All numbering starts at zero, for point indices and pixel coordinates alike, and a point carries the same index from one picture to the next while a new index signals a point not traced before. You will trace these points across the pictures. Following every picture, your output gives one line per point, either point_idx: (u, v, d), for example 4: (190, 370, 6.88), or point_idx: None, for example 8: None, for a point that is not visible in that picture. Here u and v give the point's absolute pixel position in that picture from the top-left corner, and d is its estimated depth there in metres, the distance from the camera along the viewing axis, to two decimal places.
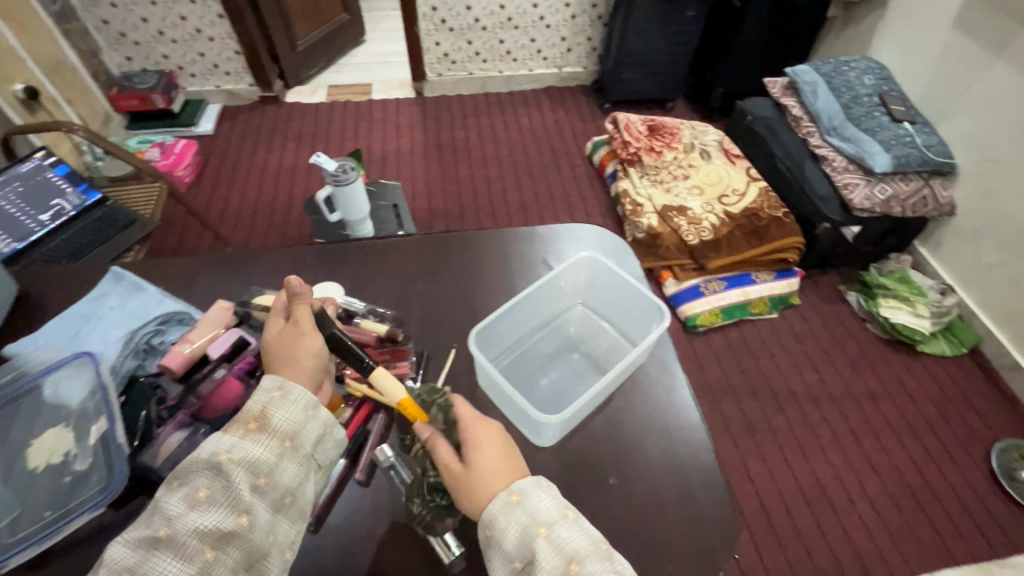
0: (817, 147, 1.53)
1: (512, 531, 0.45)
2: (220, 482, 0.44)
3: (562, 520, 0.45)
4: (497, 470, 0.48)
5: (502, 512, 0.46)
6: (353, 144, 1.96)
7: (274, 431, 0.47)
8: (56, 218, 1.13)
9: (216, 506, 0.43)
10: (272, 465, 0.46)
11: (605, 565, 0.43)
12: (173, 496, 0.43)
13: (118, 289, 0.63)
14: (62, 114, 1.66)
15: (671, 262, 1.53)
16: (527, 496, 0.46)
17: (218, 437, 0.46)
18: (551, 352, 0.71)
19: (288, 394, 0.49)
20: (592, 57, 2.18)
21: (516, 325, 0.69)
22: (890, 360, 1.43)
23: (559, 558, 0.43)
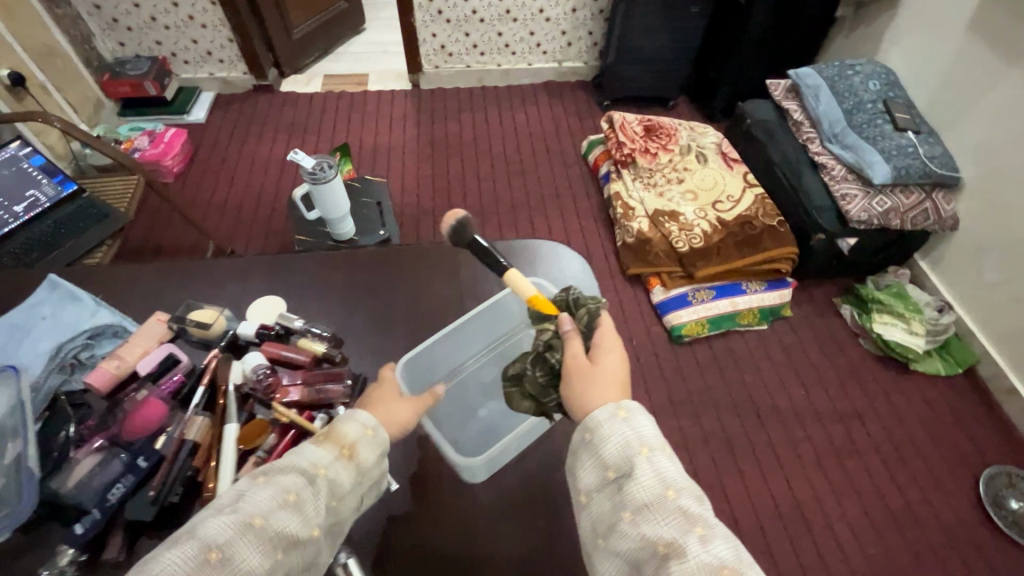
0: (817, 154, 1.48)
1: (615, 440, 0.50)
2: (306, 494, 0.45)
3: (660, 450, 0.50)
4: (614, 379, 0.55)
5: (610, 421, 0.51)
6: (345, 137, 1.93)
7: (356, 464, 0.48)
8: (31, 210, 1.12)
9: (300, 515, 0.44)
10: (345, 492, 0.47)
11: (697, 502, 0.47)
12: (263, 492, 0.43)
13: (53, 297, 0.60)
14: (51, 100, 1.65)
15: (659, 268, 1.49)
16: (634, 416, 0.51)
17: (313, 449, 0.47)
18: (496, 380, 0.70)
19: (380, 436, 0.50)
20: (594, 53, 2.13)
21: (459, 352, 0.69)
22: (881, 378, 1.39)
23: (657, 481, 0.48)
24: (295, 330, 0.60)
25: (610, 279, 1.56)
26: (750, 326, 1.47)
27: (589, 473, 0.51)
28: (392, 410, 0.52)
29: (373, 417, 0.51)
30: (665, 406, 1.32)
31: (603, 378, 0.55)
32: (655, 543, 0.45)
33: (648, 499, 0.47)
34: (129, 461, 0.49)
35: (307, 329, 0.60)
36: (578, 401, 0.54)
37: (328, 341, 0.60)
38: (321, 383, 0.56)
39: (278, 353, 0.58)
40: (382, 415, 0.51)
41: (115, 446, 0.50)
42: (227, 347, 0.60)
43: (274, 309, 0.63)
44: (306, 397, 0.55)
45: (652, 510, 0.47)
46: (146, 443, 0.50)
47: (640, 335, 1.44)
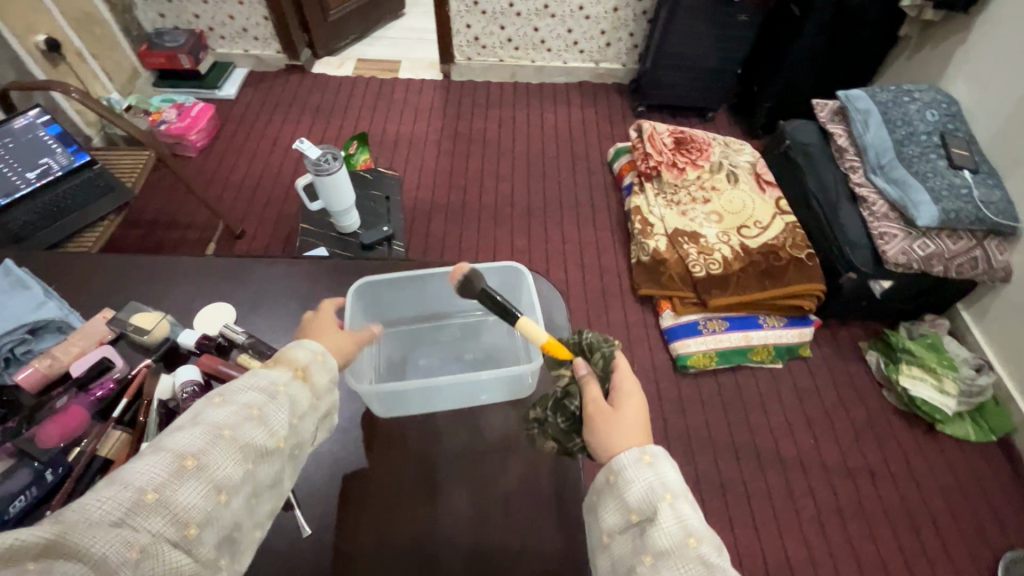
0: (858, 186, 1.36)
1: (637, 485, 0.46)
2: (269, 408, 0.43)
3: (684, 496, 0.46)
4: (635, 424, 0.51)
5: (634, 466, 0.47)
6: (368, 124, 1.90)
7: (312, 386, 0.46)
8: (42, 177, 1.14)
9: (266, 428, 0.42)
10: (305, 411, 0.45)
11: (718, 552, 0.43)
12: (224, 408, 0.41)
13: (4, 283, 0.59)
14: (86, 68, 1.68)
15: (672, 292, 1.40)
16: (659, 461, 0.47)
17: (267, 370, 0.45)
18: (451, 343, 0.70)
19: (329, 363, 0.48)
20: (633, 55, 2.03)
21: (432, 304, 0.71)
22: (903, 435, 1.28)
23: (678, 528, 0.43)
24: (237, 343, 0.57)
25: (619, 297, 1.49)
26: (763, 364, 1.37)
27: (610, 516, 0.46)
28: (336, 339, 0.52)
29: (320, 343, 0.49)
30: (659, 441, 1.25)
31: (629, 419, 0.51)
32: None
33: (668, 547, 0.43)
34: (36, 471, 0.45)
35: (250, 342, 0.57)
36: (602, 445, 0.50)
37: (269, 359, 0.56)
38: None
39: (214, 368, 0.55)
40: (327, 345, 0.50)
41: (25, 454, 0.47)
42: (163, 357, 0.57)
43: (223, 319, 0.60)
44: None
45: (672, 560, 0.42)
46: (59, 454, 0.47)
47: (643, 360, 1.37)
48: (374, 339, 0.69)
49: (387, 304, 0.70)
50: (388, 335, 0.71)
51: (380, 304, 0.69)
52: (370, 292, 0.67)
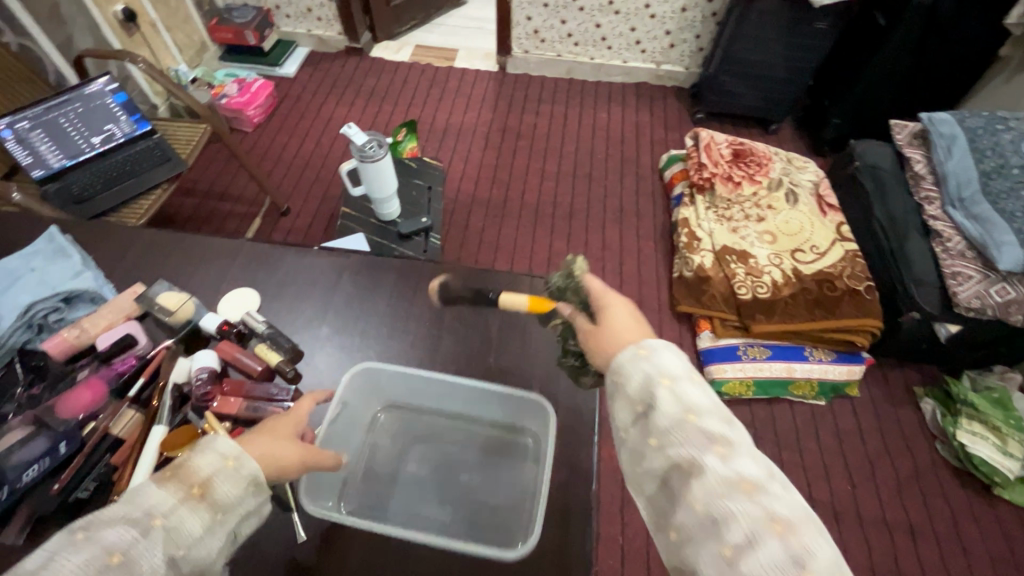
0: (932, 218, 1.24)
1: (635, 378, 0.45)
2: (138, 549, 0.36)
3: (686, 378, 0.45)
4: (624, 327, 0.50)
5: (631, 360, 0.46)
6: (419, 111, 1.90)
7: (212, 503, 0.41)
8: (106, 143, 1.20)
9: (131, 575, 0.35)
10: (194, 538, 0.39)
11: (722, 425, 0.42)
12: (74, 556, 0.35)
13: (47, 249, 0.61)
14: (159, 39, 1.74)
15: (713, 312, 1.33)
16: (656, 351, 0.46)
17: (152, 492, 0.39)
18: (450, 452, 0.59)
19: (244, 467, 0.43)
20: (698, 58, 1.94)
21: (442, 400, 0.61)
22: (952, 493, 1.18)
23: (677, 406, 0.43)
24: (258, 333, 0.57)
25: (655, 311, 1.43)
26: (803, 399, 1.29)
27: (619, 412, 0.46)
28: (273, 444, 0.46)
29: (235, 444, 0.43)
30: None
31: (620, 320, 0.50)
32: (678, 463, 0.41)
33: (668, 426, 0.42)
34: (52, 442, 0.47)
35: (268, 332, 0.57)
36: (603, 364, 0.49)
37: (287, 352, 0.56)
38: (266, 399, 0.53)
39: (232, 356, 0.55)
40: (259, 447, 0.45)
41: (42, 423, 0.48)
42: (186, 340, 0.57)
43: (248, 304, 0.60)
44: (241, 411, 0.51)
45: (674, 437, 0.42)
46: (73, 427, 0.48)
47: None
48: (368, 424, 0.61)
49: (388, 385, 0.60)
50: (385, 423, 0.61)
51: (379, 387, 0.60)
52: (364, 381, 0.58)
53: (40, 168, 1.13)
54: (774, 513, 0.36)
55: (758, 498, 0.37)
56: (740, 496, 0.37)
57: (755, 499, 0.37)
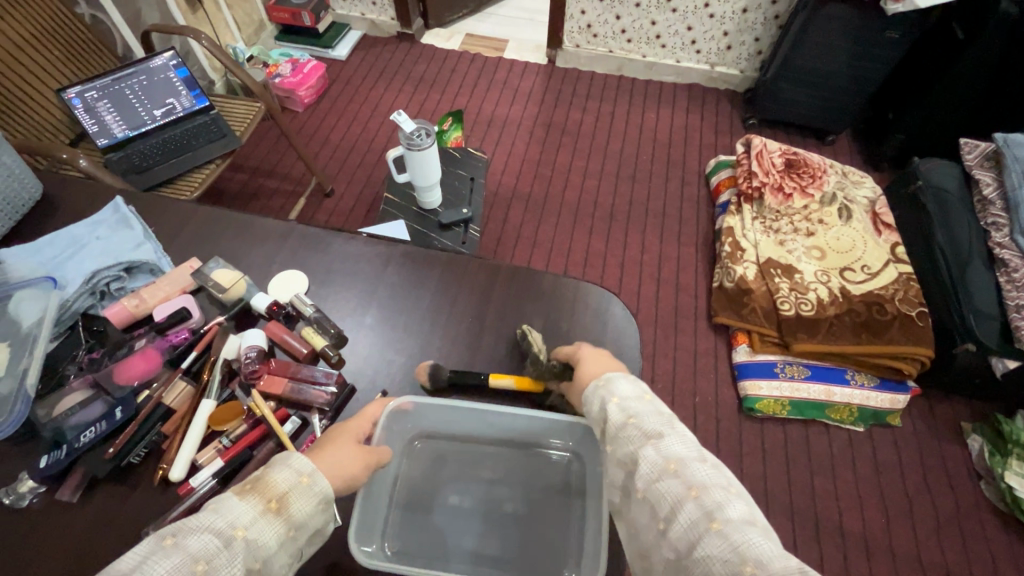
0: (998, 246, 1.18)
1: (592, 404, 0.47)
2: (219, 560, 0.36)
3: (635, 394, 0.46)
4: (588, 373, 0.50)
5: (590, 391, 0.48)
6: (465, 101, 1.90)
7: (287, 519, 0.40)
8: (166, 116, 1.25)
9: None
10: (270, 552, 0.39)
11: (662, 423, 0.44)
12: (162, 563, 0.35)
13: (112, 219, 0.64)
14: (220, 16, 1.79)
15: (752, 326, 1.29)
16: (611, 378, 0.48)
17: (235, 505, 0.39)
18: (493, 479, 0.54)
19: (316, 484, 0.42)
20: (755, 62, 1.87)
21: (482, 426, 0.56)
22: (995, 537, 1.12)
23: (619, 416, 0.45)
24: (304, 316, 0.58)
25: (692, 321, 1.40)
26: (841, 423, 1.25)
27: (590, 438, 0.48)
28: (341, 462, 0.45)
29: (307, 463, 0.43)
30: None
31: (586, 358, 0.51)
32: (625, 461, 0.43)
33: (614, 433, 0.45)
34: (109, 406, 0.50)
35: (316, 316, 0.58)
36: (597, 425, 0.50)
37: (332, 337, 0.57)
38: (309, 381, 0.53)
39: (280, 337, 0.57)
40: (328, 463, 0.45)
41: (100, 387, 0.51)
42: (236, 315, 0.58)
43: (296, 286, 0.61)
44: (286, 392, 0.52)
45: (619, 441, 0.44)
46: (129, 394, 0.50)
47: (706, 394, 1.28)
48: (403, 454, 0.55)
49: (425, 412, 0.56)
50: (422, 452, 0.55)
51: (417, 413, 0.55)
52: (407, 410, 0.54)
53: (105, 137, 1.19)
54: (691, 481, 0.39)
55: (681, 474, 0.40)
56: (667, 477, 0.40)
57: (680, 475, 0.40)
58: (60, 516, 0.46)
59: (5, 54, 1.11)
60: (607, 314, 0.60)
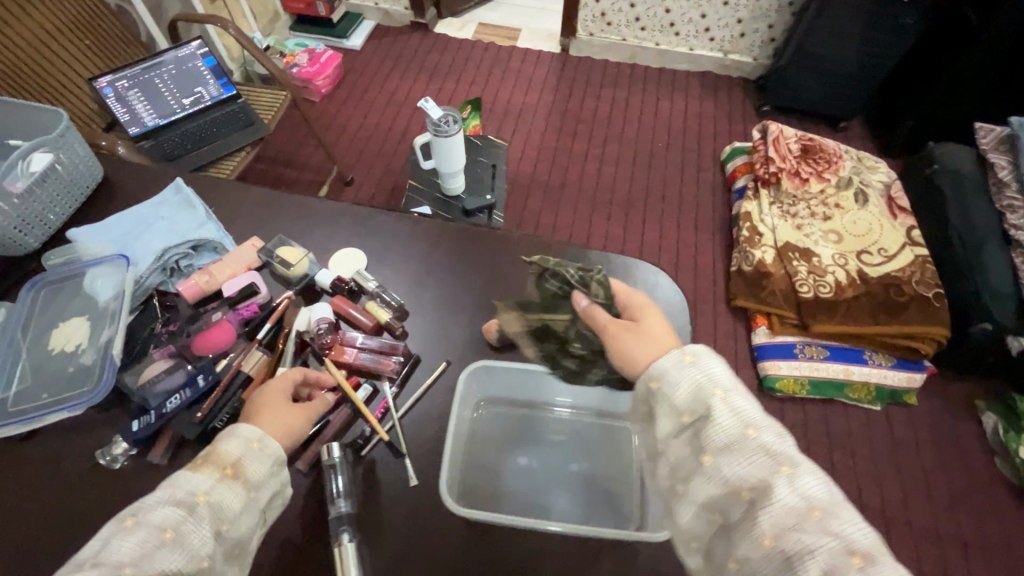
0: (1014, 228, 1.21)
1: (685, 387, 0.45)
2: (186, 527, 0.39)
3: (735, 389, 0.45)
4: (661, 334, 0.50)
5: (677, 367, 0.46)
6: (480, 90, 1.91)
7: (247, 482, 0.43)
8: (195, 105, 1.26)
9: (183, 551, 0.38)
10: (235, 514, 0.42)
11: (779, 439, 0.42)
12: (129, 537, 0.37)
13: (174, 200, 0.66)
14: (237, 6, 1.79)
15: (771, 309, 1.32)
16: (702, 358, 0.46)
17: (188, 479, 0.41)
18: (557, 443, 0.57)
19: (267, 446, 0.45)
20: (768, 49, 1.88)
21: (547, 393, 0.60)
22: (1009, 510, 1.16)
23: (735, 422, 0.43)
24: (367, 290, 0.60)
25: (711, 304, 1.42)
26: (858, 402, 1.28)
27: (663, 422, 0.46)
28: (284, 419, 0.48)
29: (253, 427, 0.45)
30: None
31: (649, 317, 0.51)
32: (739, 488, 0.41)
33: (727, 442, 0.42)
34: (190, 374, 0.52)
35: (378, 291, 0.60)
36: (622, 357, 0.49)
37: (394, 311, 0.59)
38: (375, 353, 0.57)
39: (344, 309, 0.59)
40: (273, 425, 0.47)
41: (182, 357, 0.53)
42: (302, 290, 0.61)
43: (355, 263, 0.63)
44: (357, 362, 0.56)
45: (734, 453, 0.42)
46: (208, 363, 0.53)
47: None
48: (471, 418, 0.58)
49: (496, 379, 0.59)
50: (487, 417, 0.59)
51: (491, 379, 0.59)
52: (484, 376, 0.58)
53: (136, 126, 1.21)
54: (852, 545, 0.37)
55: (825, 521, 0.38)
56: (809, 523, 0.38)
57: (825, 526, 0.38)
58: (151, 477, 0.48)
59: (37, 45, 1.13)
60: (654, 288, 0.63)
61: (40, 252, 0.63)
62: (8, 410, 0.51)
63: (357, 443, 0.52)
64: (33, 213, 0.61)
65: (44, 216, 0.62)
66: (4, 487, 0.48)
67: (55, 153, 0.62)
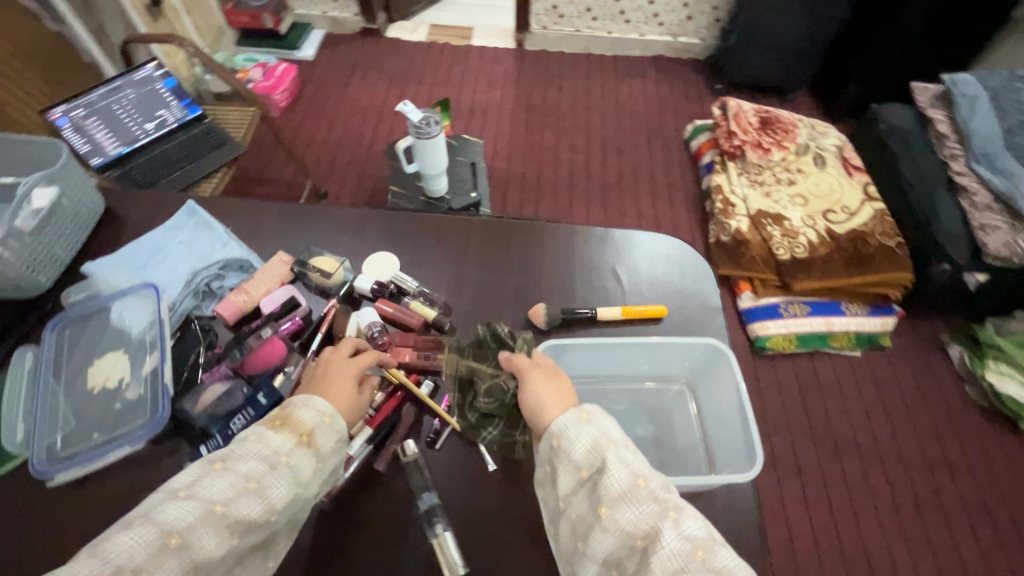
0: (957, 174, 1.32)
1: (581, 442, 0.45)
2: (267, 480, 0.42)
3: (625, 443, 0.45)
4: (568, 393, 0.50)
5: (574, 425, 0.46)
6: (443, 91, 1.91)
7: (318, 451, 0.46)
8: (159, 129, 1.19)
9: (261, 501, 0.42)
10: (308, 479, 0.45)
11: (666, 488, 0.42)
12: (219, 481, 0.41)
13: (190, 223, 0.64)
14: (180, 24, 1.72)
15: (753, 274, 1.39)
16: (596, 416, 0.46)
17: (268, 440, 0.44)
18: (620, 411, 0.59)
19: (336, 423, 0.47)
20: (714, 29, 1.97)
21: (606, 364, 0.60)
22: (983, 430, 1.27)
23: (627, 472, 0.43)
24: (408, 292, 0.61)
25: None
26: (841, 350, 1.37)
27: (561, 479, 0.45)
28: (353, 397, 0.50)
29: (328, 403, 0.48)
30: None
31: (558, 380, 0.51)
32: (633, 537, 0.40)
33: (620, 492, 0.42)
34: (249, 393, 0.51)
35: (419, 292, 0.62)
36: (532, 400, 0.49)
37: (439, 308, 0.61)
38: (429, 353, 0.58)
39: (390, 311, 0.60)
40: (344, 403, 0.49)
41: (239, 376, 0.53)
42: (342, 298, 0.62)
43: (388, 266, 0.63)
44: (414, 360, 0.58)
45: (625, 503, 0.41)
46: (267, 380, 0.52)
47: None
48: None
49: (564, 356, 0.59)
50: None
51: (563, 358, 0.59)
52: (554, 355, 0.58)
53: (98, 156, 1.11)
54: None
55: (708, 560, 0.38)
56: (695, 565, 0.38)
57: (707, 564, 0.38)
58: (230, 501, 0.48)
59: None
60: (680, 258, 0.67)
61: (54, 290, 0.60)
62: (59, 455, 0.49)
63: (429, 438, 0.54)
64: (43, 250, 0.58)
65: (53, 252, 0.59)
66: (76, 533, 0.46)
67: (59, 187, 0.59)
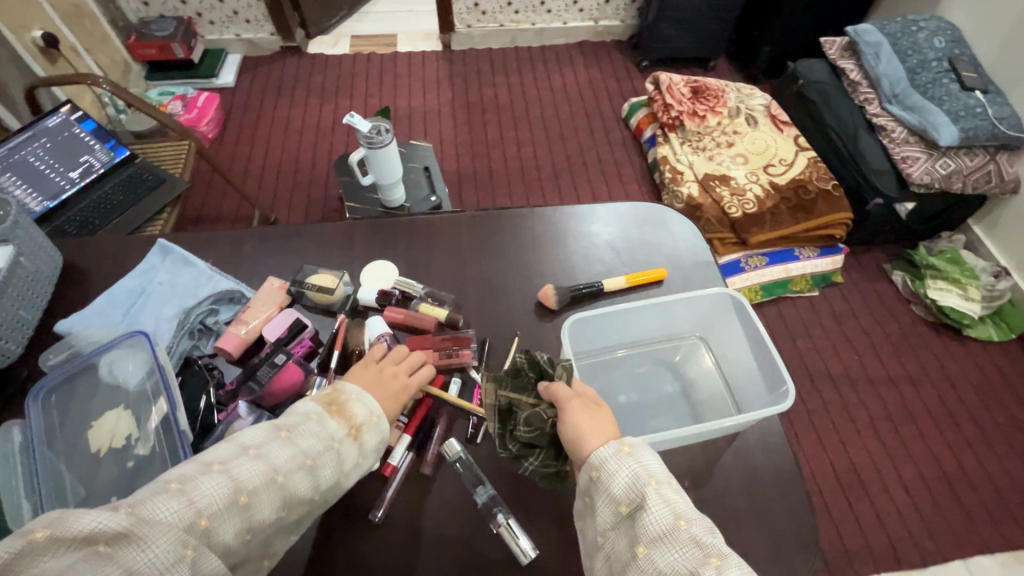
0: (874, 116, 1.44)
1: (620, 476, 0.44)
2: (322, 460, 0.45)
3: (668, 482, 0.44)
4: (610, 423, 0.49)
5: (614, 458, 0.45)
6: (378, 101, 1.88)
7: (361, 446, 0.47)
8: (85, 176, 1.10)
9: (313, 480, 0.44)
10: (351, 469, 0.47)
11: (709, 532, 0.41)
12: (282, 453, 0.43)
13: (166, 263, 0.61)
14: (82, 64, 1.60)
15: (711, 234, 1.44)
16: (639, 449, 0.45)
17: (324, 424, 0.46)
18: (647, 374, 0.62)
19: (382, 424, 0.49)
20: (632, 10, 2.04)
21: (624, 333, 0.63)
22: (934, 343, 1.40)
23: (667, 511, 0.41)
24: (415, 296, 0.61)
25: None
26: (801, 292, 1.46)
27: (600, 511, 0.44)
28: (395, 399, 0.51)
29: (378, 403, 0.49)
30: None
31: (601, 409, 0.50)
32: None
33: (659, 532, 0.41)
34: None
35: (427, 293, 0.61)
36: (571, 430, 0.48)
37: (449, 305, 0.61)
38: (447, 354, 0.58)
39: (401, 318, 0.60)
40: (388, 403, 0.51)
41: (264, 409, 0.51)
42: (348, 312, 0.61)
43: (388, 275, 0.62)
44: (437, 360, 0.58)
45: (665, 544, 0.40)
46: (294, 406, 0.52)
47: None
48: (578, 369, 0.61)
49: (591, 330, 0.61)
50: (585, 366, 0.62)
51: (591, 332, 0.61)
52: (582, 328, 0.60)
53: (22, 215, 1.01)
54: None
55: None
56: None
57: None
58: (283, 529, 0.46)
59: None
60: (666, 222, 0.69)
61: (27, 356, 0.56)
62: None
63: (469, 433, 0.56)
64: (7, 313, 0.53)
65: (19, 315, 0.55)
66: None
67: (15, 245, 0.56)
